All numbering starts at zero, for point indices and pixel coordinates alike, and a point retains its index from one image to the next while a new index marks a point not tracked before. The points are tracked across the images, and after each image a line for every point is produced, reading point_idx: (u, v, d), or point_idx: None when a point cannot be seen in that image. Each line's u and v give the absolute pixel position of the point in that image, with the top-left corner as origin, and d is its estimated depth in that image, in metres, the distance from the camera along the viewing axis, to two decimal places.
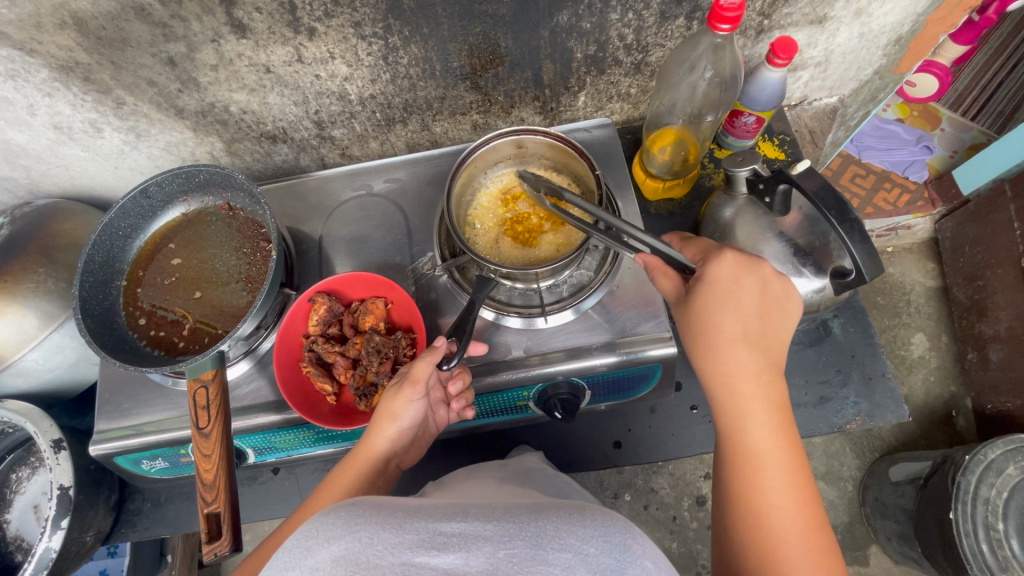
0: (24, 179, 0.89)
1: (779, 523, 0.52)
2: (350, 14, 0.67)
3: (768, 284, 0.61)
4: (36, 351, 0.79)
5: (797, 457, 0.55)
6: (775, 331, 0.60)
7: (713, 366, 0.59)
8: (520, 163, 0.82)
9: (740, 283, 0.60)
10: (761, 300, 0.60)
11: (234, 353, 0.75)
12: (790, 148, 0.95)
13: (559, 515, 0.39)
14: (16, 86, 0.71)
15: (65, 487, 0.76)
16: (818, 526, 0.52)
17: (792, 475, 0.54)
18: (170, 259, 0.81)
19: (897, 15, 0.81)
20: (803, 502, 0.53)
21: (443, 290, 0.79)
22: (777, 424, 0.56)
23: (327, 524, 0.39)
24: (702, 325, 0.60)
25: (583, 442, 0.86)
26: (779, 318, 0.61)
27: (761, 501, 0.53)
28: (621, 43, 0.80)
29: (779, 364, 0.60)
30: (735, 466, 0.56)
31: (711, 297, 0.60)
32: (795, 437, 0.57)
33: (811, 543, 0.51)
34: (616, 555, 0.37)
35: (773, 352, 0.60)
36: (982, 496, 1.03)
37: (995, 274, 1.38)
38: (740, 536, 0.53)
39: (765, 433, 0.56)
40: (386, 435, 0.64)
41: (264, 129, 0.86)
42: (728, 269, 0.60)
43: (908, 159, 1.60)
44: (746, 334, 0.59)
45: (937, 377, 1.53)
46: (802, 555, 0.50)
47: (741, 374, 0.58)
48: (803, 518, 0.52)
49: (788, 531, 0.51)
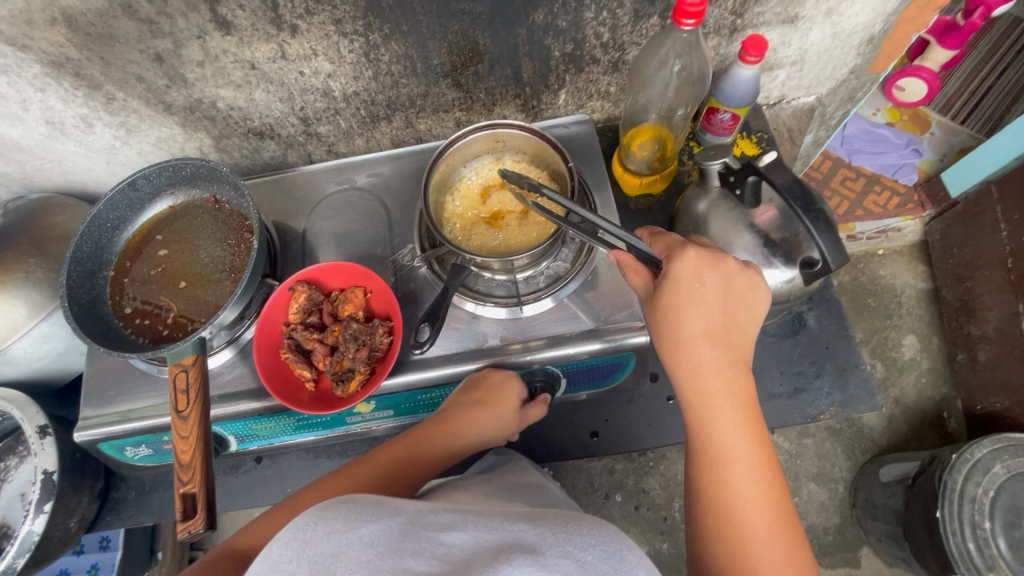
0: (17, 173, 0.91)
1: (745, 517, 0.54)
2: (330, 12, 0.69)
3: (732, 280, 0.60)
4: (25, 339, 0.81)
5: (762, 449, 0.57)
6: (740, 326, 0.61)
7: (679, 363, 0.60)
8: (499, 157, 0.84)
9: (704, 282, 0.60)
10: (725, 296, 0.60)
11: (217, 341, 0.77)
12: (767, 145, 0.96)
13: (558, 525, 0.43)
14: (9, 81, 0.74)
15: (50, 472, 0.77)
16: (781, 512, 0.54)
17: (756, 468, 0.56)
18: (157, 251, 0.83)
19: (867, 15, 0.83)
20: (769, 492, 0.55)
21: (423, 281, 0.80)
22: (743, 418, 0.57)
23: (328, 520, 0.41)
24: (669, 324, 0.60)
25: (562, 433, 0.87)
26: (743, 314, 0.61)
27: (728, 495, 0.55)
28: (598, 42, 0.82)
29: (744, 359, 0.60)
30: (704, 461, 0.57)
31: (677, 295, 0.60)
32: (761, 430, 0.58)
33: (776, 533, 0.53)
34: (612, 563, 0.40)
35: (739, 348, 0.60)
36: (969, 495, 1.03)
37: (983, 276, 1.38)
38: (707, 527, 0.55)
39: (732, 428, 0.57)
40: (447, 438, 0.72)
41: (251, 125, 0.88)
42: (691, 266, 0.60)
43: (898, 161, 1.62)
44: (710, 331, 0.59)
45: (927, 379, 1.53)
46: (768, 545, 0.52)
47: (706, 371, 0.58)
48: (769, 508, 0.54)
49: (754, 522, 0.53)
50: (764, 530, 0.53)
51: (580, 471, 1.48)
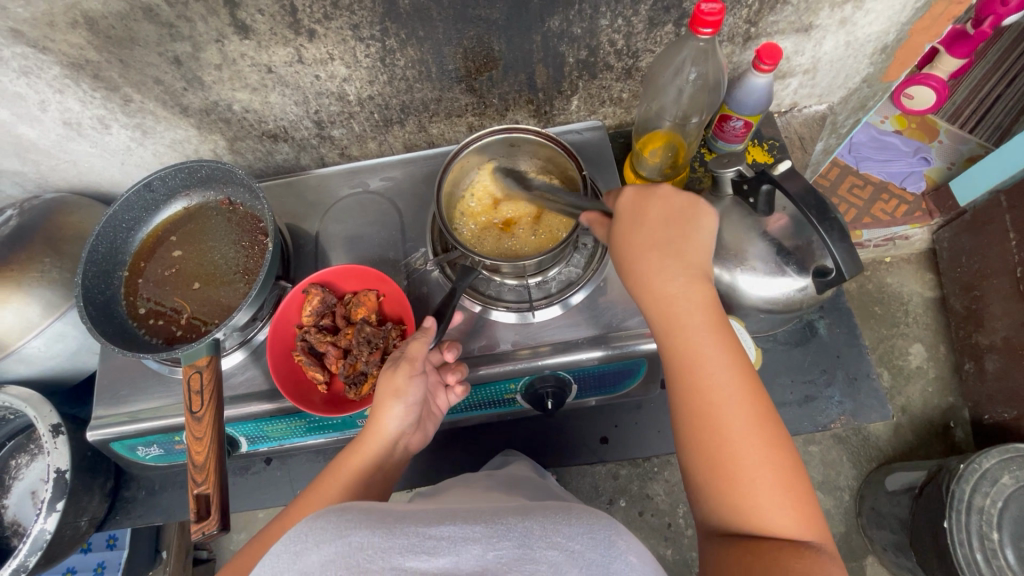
0: (33, 173, 0.92)
1: (724, 423, 0.50)
2: (349, 17, 0.70)
3: (674, 200, 0.60)
4: (39, 338, 0.82)
5: (733, 352, 0.54)
6: (695, 239, 0.59)
7: (641, 284, 0.58)
8: (512, 162, 0.85)
9: (647, 205, 0.60)
10: (670, 215, 0.59)
11: (230, 343, 0.77)
12: (779, 152, 0.97)
13: (546, 516, 0.41)
14: (29, 82, 0.74)
15: (62, 471, 0.78)
16: (761, 411, 0.51)
17: (731, 372, 0.52)
18: (171, 251, 0.83)
19: (881, 24, 0.83)
20: (745, 394, 0.52)
21: (435, 284, 0.81)
22: (707, 323, 0.55)
23: (317, 529, 0.40)
24: (623, 251, 0.59)
25: (571, 438, 0.87)
26: (693, 227, 0.59)
27: (702, 404, 0.52)
28: (612, 49, 0.82)
29: (702, 267, 0.58)
30: (675, 375, 0.54)
31: (625, 224, 0.60)
32: (729, 333, 0.55)
33: (757, 431, 0.50)
34: (601, 550, 0.38)
35: (695, 256, 0.58)
36: (977, 505, 1.03)
37: (991, 284, 1.38)
38: (687, 441, 0.52)
39: (699, 335, 0.54)
40: (395, 414, 0.65)
41: (265, 128, 0.89)
42: (631, 199, 0.61)
43: (905, 169, 1.61)
44: (663, 246, 0.58)
45: (934, 387, 1.52)
46: (750, 444, 0.49)
47: (663, 284, 0.56)
48: (745, 408, 0.51)
49: (731, 425, 0.50)
50: (741, 431, 0.50)
51: (585, 476, 1.48)
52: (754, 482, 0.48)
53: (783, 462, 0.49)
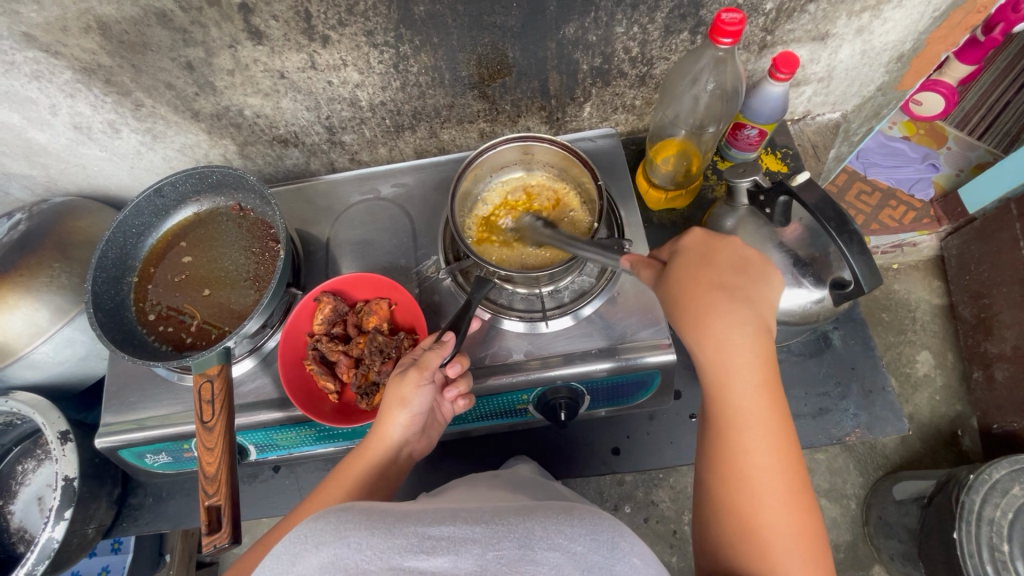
0: (42, 177, 0.92)
1: (758, 482, 0.51)
2: (363, 23, 0.69)
3: (742, 252, 0.59)
4: (47, 344, 0.81)
5: (778, 416, 0.53)
6: (761, 294, 0.57)
7: (703, 331, 0.55)
8: (526, 169, 0.84)
9: (717, 251, 0.58)
10: (736, 265, 0.57)
11: (240, 350, 0.77)
12: (792, 161, 0.96)
13: (547, 516, 0.39)
14: (40, 87, 0.74)
15: (70, 478, 0.77)
16: (793, 477, 0.51)
17: (773, 436, 0.52)
18: (181, 257, 0.83)
19: (898, 33, 0.82)
20: (783, 461, 0.51)
21: (446, 292, 0.80)
22: (762, 380, 0.53)
23: (317, 531, 0.39)
24: (687, 294, 0.56)
25: (582, 448, 0.86)
26: (760, 281, 0.57)
27: (741, 459, 0.52)
28: (627, 56, 0.81)
29: (766, 321, 0.55)
30: (715, 426, 0.54)
31: (690, 269, 0.57)
32: (780, 393, 0.54)
33: (787, 498, 0.50)
34: (603, 552, 0.37)
35: (759, 309, 0.55)
36: (986, 517, 1.00)
37: (1001, 293, 1.37)
38: (718, 487, 0.53)
39: (750, 389, 0.53)
40: (399, 421, 0.63)
41: (276, 133, 0.88)
42: (698, 245, 0.59)
43: (914, 176, 1.59)
44: (728, 294, 0.55)
45: (942, 396, 1.51)
46: (777, 508, 0.50)
47: (727, 335, 0.54)
48: (781, 474, 0.51)
49: (765, 488, 0.50)
50: (774, 496, 0.50)
51: (589, 482, 1.47)
52: (781, 549, 0.48)
53: (807, 530, 0.50)
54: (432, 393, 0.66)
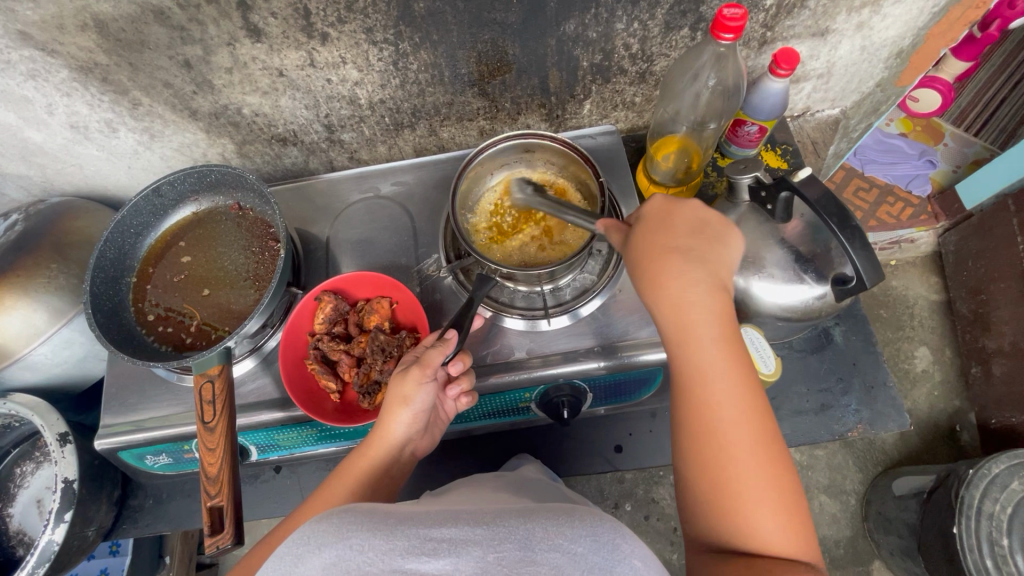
0: (39, 177, 0.91)
1: (726, 438, 0.49)
2: (362, 20, 0.69)
3: (700, 213, 0.59)
4: (45, 345, 0.80)
5: (742, 370, 0.52)
6: (717, 252, 0.56)
7: (666, 288, 0.54)
8: (527, 167, 0.84)
9: (673, 215, 0.58)
10: (693, 225, 0.57)
11: (240, 350, 0.76)
12: (792, 157, 0.96)
13: (548, 518, 0.39)
14: (37, 86, 0.73)
15: (70, 480, 0.77)
16: (763, 430, 0.50)
17: (739, 387, 0.51)
18: (180, 256, 0.82)
19: (897, 29, 0.83)
20: (752, 414, 0.50)
21: (448, 291, 0.80)
22: (721, 334, 0.53)
23: (318, 532, 0.39)
24: (649, 254, 0.56)
25: (584, 447, 0.86)
26: (715, 241, 0.57)
27: (709, 418, 0.50)
28: (627, 53, 0.81)
29: (723, 276, 0.55)
30: (680, 386, 0.53)
31: (648, 230, 0.57)
32: (741, 347, 0.53)
33: (758, 452, 0.49)
34: (604, 553, 0.36)
35: (713, 266, 0.55)
36: (986, 511, 1.00)
37: (998, 288, 1.37)
38: (687, 451, 0.51)
39: (711, 344, 0.52)
40: (401, 419, 0.63)
41: (275, 132, 0.88)
42: (657, 209, 0.59)
43: (911, 172, 1.60)
44: (684, 250, 0.55)
45: (941, 391, 1.52)
46: (747, 460, 0.48)
47: (688, 290, 0.53)
48: (751, 428, 0.49)
49: (736, 445, 0.49)
50: (745, 451, 0.49)
51: (590, 480, 1.47)
52: (753, 503, 0.47)
53: (781, 484, 0.48)
54: (434, 391, 0.65)
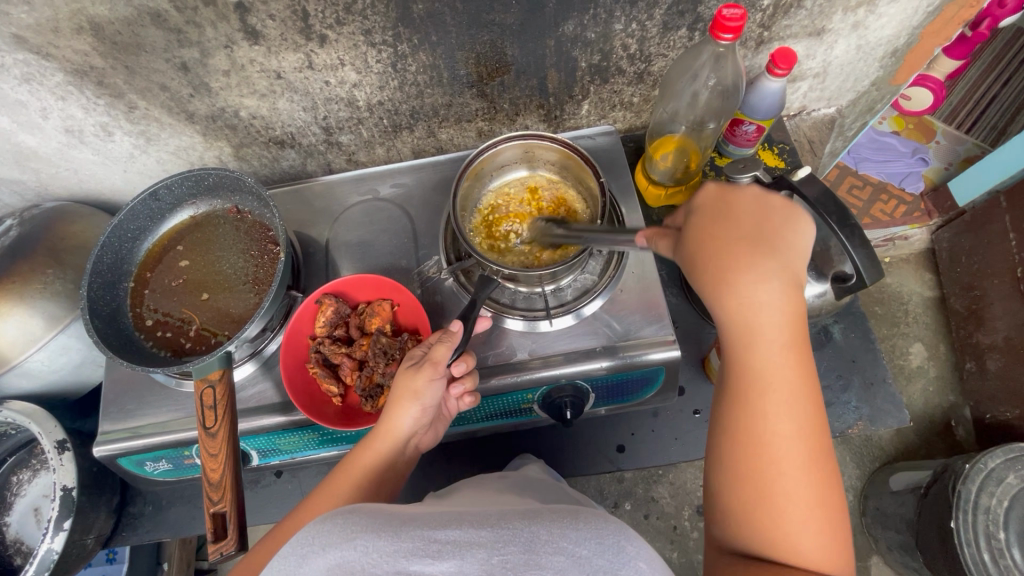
0: (33, 181, 0.90)
1: (778, 450, 0.47)
2: (361, 22, 0.69)
3: (769, 201, 0.52)
4: (42, 351, 0.80)
5: (805, 382, 0.48)
6: (792, 247, 0.50)
7: (729, 289, 0.49)
8: (528, 168, 0.84)
9: (734, 204, 0.52)
10: (761, 217, 0.51)
11: (240, 354, 0.76)
12: (789, 156, 0.96)
13: (553, 519, 0.39)
14: (31, 89, 0.72)
15: (68, 488, 0.76)
16: (817, 444, 0.47)
17: (798, 399, 0.48)
18: (178, 261, 0.81)
19: (892, 28, 0.83)
20: (808, 427, 0.48)
21: (448, 293, 0.80)
22: (787, 341, 0.48)
23: (323, 532, 0.39)
24: (713, 251, 0.50)
25: (586, 447, 0.86)
26: (790, 233, 0.50)
27: (764, 428, 0.48)
28: (625, 53, 0.81)
29: (798, 273, 0.49)
30: (735, 391, 0.50)
31: (708, 224, 0.52)
32: (807, 356, 0.49)
33: (810, 467, 0.47)
34: (608, 556, 0.36)
35: (789, 267, 0.49)
36: (983, 505, 1.01)
37: (992, 284, 1.38)
38: (732, 460, 0.49)
39: (775, 349, 0.48)
40: (408, 414, 0.63)
41: (272, 134, 0.87)
42: (717, 200, 0.53)
43: (904, 170, 1.61)
44: (754, 248, 0.49)
45: (936, 387, 1.53)
46: (796, 475, 0.47)
47: (756, 294, 0.48)
48: (805, 443, 0.47)
49: (786, 460, 0.47)
50: (794, 468, 0.47)
51: (590, 480, 1.47)
52: (798, 520, 0.46)
53: (827, 501, 0.47)
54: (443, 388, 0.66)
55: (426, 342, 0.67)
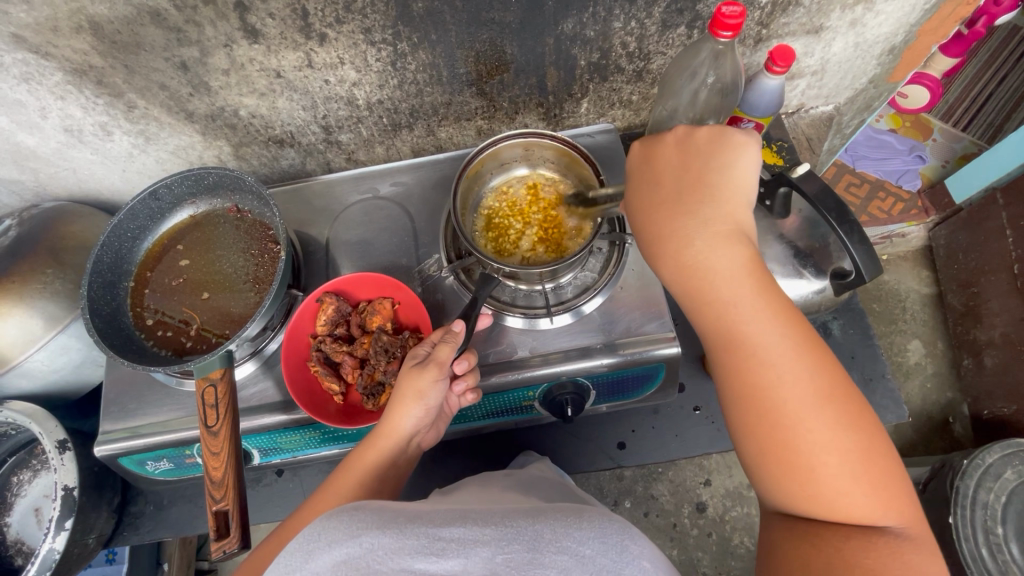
0: (31, 181, 0.90)
1: (778, 386, 0.46)
2: (360, 21, 0.69)
3: (693, 144, 0.55)
4: (42, 352, 0.80)
5: (778, 308, 0.48)
6: (718, 181, 0.53)
7: (670, 243, 0.52)
8: (528, 166, 0.84)
9: (656, 159, 0.56)
10: (685, 163, 0.55)
11: (241, 353, 0.76)
12: (787, 154, 0.97)
13: (557, 518, 0.39)
14: (30, 89, 0.72)
15: (69, 487, 0.76)
16: (819, 366, 0.46)
17: (778, 326, 0.48)
18: (179, 260, 0.81)
19: (890, 26, 0.84)
20: (801, 351, 0.46)
21: (449, 291, 0.80)
22: (739, 268, 0.49)
23: (329, 529, 0.39)
24: (650, 213, 0.54)
25: (587, 444, 0.87)
26: (717, 167, 0.53)
27: (755, 370, 0.47)
28: (624, 51, 0.81)
29: (731, 207, 0.52)
30: (720, 342, 0.50)
31: (640, 186, 0.56)
32: (767, 276, 0.50)
33: (819, 394, 0.45)
34: (612, 555, 0.36)
35: (719, 203, 0.52)
36: (981, 501, 1.01)
37: (989, 281, 1.39)
38: (741, 418, 0.48)
39: (739, 287, 0.49)
40: (411, 413, 0.63)
41: (272, 133, 0.87)
42: (643, 158, 0.58)
43: (902, 167, 1.61)
44: (684, 195, 0.53)
45: (933, 384, 1.54)
46: (807, 406, 0.45)
47: (692, 239, 0.51)
48: (804, 368, 0.46)
49: (785, 384, 0.46)
50: (805, 404, 0.45)
51: (590, 477, 1.47)
52: (822, 456, 0.44)
53: (850, 424, 0.44)
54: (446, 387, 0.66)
55: (429, 340, 0.67)
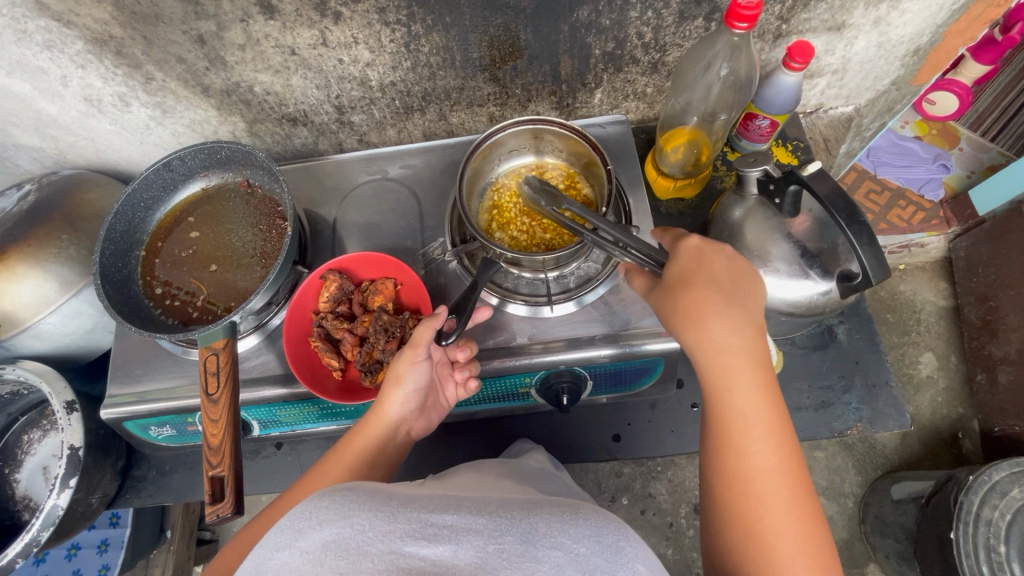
0: (52, 149, 0.92)
1: (763, 483, 0.50)
2: (375, 1, 0.69)
3: (736, 261, 0.61)
4: (55, 314, 0.82)
5: (780, 421, 0.53)
6: (755, 300, 0.59)
7: (700, 337, 0.56)
8: (535, 154, 0.84)
9: (708, 257, 0.60)
10: (732, 273, 0.60)
11: (245, 326, 0.77)
12: (803, 154, 0.95)
13: (551, 513, 0.39)
14: (52, 57, 0.74)
15: (75, 447, 0.78)
16: (801, 483, 0.50)
17: (775, 434, 0.52)
18: (189, 232, 0.83)
19: (915, 26, 0.81)
20: (789, 462, 0.51)
21: (452, 275, 0.80)
22: (755, 383, 0.54)
23: (322, 507, 0.39)
24: (684, 300, 0.58)
25: (582, 436, 0.87)
26: (754, 288, 0.59)
27: (745, 464, 0.51)
28: (639, 42, 0.81)
29: (759, 324, 0.57)
30: (717, 429, 0.54)
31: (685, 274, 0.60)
32: (778, 394, 0.54)
33: (795, 504, 0.49)
34: (606, 555, 0.37)
35: (752, 315, 0.57)
36: (984, 517, 0.99)
37: (1007, 295, 1.35)
38: (724, 499, 0.51)
39: (748, 393, 0.53)
40: (394, 400, 0.65)
41: (285, 111, 0.88)
42: (691, 250, 0.62)
43: (924, 176, 1.57)
44: (723, 299, 0.57)
45: (944, 398, 1.51)
46: (783, 509, 0.49)
47: (724, 339, 0.55)
48: (788, 478, 0.50)
49: (774, 502, 0.49)
50: (782, 507, 0.49)
51: (587, 472, 1.47)
52: (790, 556, 0.47)
53: (817, 539, 0.48)
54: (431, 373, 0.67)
55: None
